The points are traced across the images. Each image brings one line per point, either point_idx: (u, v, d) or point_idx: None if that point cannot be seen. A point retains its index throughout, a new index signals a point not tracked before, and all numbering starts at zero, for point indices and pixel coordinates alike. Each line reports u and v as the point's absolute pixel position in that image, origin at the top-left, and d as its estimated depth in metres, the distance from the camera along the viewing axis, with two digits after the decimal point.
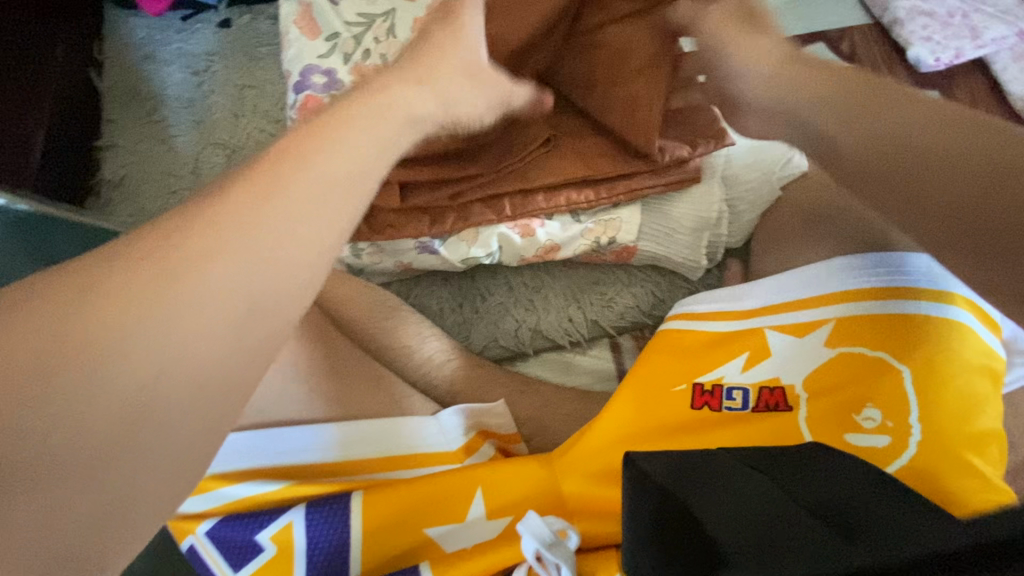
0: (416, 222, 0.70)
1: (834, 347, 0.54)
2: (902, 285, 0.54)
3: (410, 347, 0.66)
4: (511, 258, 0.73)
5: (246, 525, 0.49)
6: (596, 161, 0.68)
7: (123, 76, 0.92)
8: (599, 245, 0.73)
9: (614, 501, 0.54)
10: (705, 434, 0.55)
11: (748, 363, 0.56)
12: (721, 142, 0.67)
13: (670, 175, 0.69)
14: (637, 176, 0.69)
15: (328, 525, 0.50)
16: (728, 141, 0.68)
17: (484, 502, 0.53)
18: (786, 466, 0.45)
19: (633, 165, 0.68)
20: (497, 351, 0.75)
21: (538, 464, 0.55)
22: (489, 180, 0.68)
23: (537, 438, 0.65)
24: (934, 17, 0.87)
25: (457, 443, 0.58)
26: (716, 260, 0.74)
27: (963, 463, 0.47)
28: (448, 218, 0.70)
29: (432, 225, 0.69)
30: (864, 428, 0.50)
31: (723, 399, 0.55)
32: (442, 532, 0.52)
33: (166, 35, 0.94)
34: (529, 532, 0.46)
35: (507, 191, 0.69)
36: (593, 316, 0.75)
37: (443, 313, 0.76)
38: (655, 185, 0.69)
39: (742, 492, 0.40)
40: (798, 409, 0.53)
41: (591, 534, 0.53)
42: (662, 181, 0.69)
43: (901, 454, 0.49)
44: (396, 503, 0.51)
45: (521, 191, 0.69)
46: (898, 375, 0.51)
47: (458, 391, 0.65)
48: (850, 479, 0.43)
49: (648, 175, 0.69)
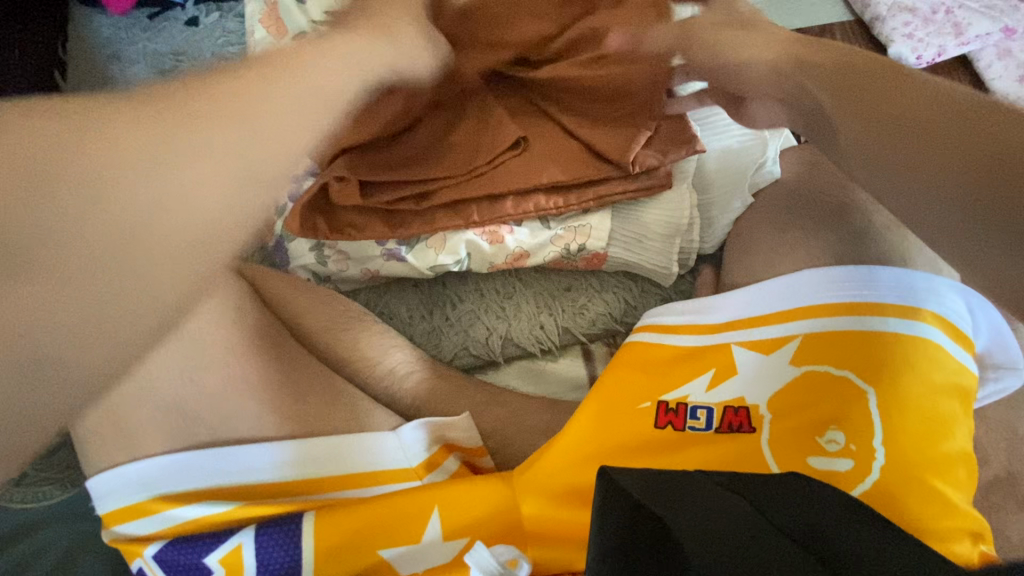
0: (379, 224, 0.68)
1: (800, 365, 0.53)
2: (869, 300, 0.53)
3: (373, 358, 0.65)
4: (480, 265, 0.72)
5: (193, 548, 0.48)
6: (564, 167, 0.67)
7: (88, 77, 0.90)
8: (569, 252, 0.71)
9: (573, 522, 0.53)
10: (668, 453, 0.54)
11: (714, 381, 0.55)
12: (691, 148, 0.66)
13: (638, 182, 0.68)
14: (606, 183, 0.68)
15: (278, 548, 0.49)
16: (699, 147, 0.66)
17: (440, 523, 0.52)
18: (757, 493, 0.44)
19: (601, 172, 0.67)
20: (467, 359, 0.74)
21: (498, 484, 0.54)
22: (455, 183, 0.67)
23: (502, 451, 0.64)
24: (916, 14, 0.84)
25: (418, 459, 0.57)
26: (690, 266, 0.73)
27: (925, 488, 0.46)
28: (413, 224, 0.68)
29: (396, 228, 0.68)
30: (828, 450, 0.49)
31: (687, 418, 0.54)
32: (396, 554, 0.51)
33: (131, 33, 0.92)
34: (475, 564, 0.46)
35: (474, 197, 0.67)
36: (564, 324, 0.74)
37: (412, 321, 0.75)
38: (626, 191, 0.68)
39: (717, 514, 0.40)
40: (762, 429, 0.52)
41: (551, 556, 0.52)
42: (630, 188, 0.68)
43: (864, 479, 0.47)
44: (350, 526, 0.50)
45: (487, 197, 0.68)
46: (863, 397, 0.49)
47: (421, 404, 0.64)
48: (826, 501, 0.43)
49: (617, 182, 0.68)
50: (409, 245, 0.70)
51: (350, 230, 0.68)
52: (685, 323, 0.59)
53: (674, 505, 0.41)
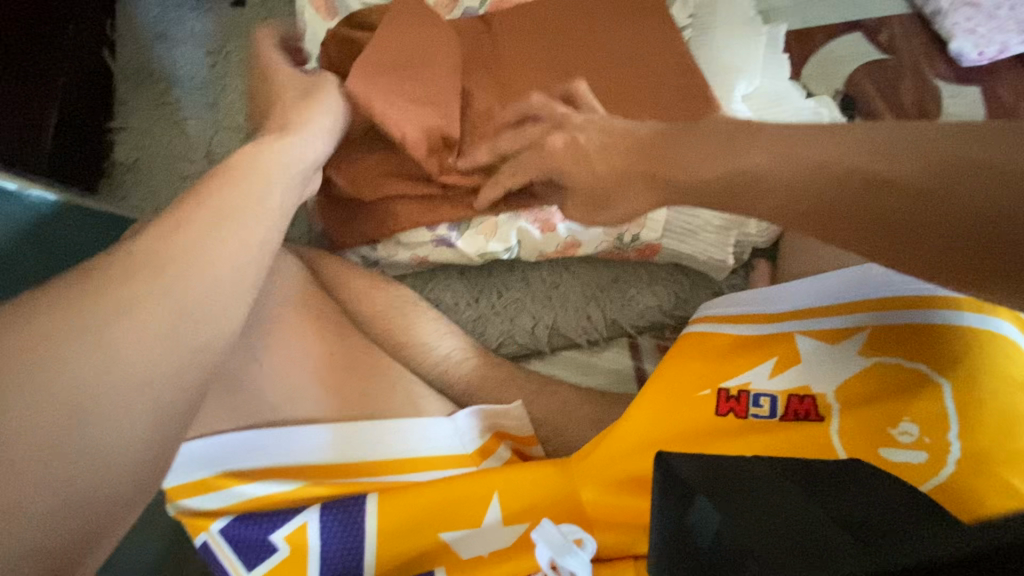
0: (413, 209, 0.68)
1: (869, 357, 0.52)
2: (939, 293, 0.52)
3: (426, 344, 0.65)
4: (529, 253, 0.72)
5: (261, 524, 0.49)
6: None
7: (137, 56, 0.90)
8: (621, 242, 0.71)
9: (633, 511, 0.53)
10: (730, 441, 0.53)
11: (777, 368, 0.55)
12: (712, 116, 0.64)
13: None
14: None
15: (342, 528, 0.49)
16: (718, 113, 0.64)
17: (500, 507, 0.52)
18: (818, 479, 0.44)
19: None
20: (512, 348, 0.74)
21: (555, 469, 0.54)
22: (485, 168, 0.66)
23: (554, 440, 0.63)
24: (978, 9, 0.87)
25: (473, 447, 0.57)
26: (743, 260, 0.73)
27: (1003, 484, 0.45)
28: (444, 204, 0.67)
29: (428, 214, 0.67)
30: (901, 443, 0.49)
31: (749, 406, 0.54)
32: (457, 537, 0.51)
33: (179, 14, 0.92)
34: (544, 540, 0.46)
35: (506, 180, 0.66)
36: (612, 315, 0.73)
37: (459, 307, 0.74)
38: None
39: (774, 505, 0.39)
40: (831, 420, 0.51)
41: (610, 544, 0.52)
42: None
43: (937, 472, 0.47)
44: (411, 507, 0.50)
45: None
46: (936, 389, 0.49)
47: (475, 390, 0.64)
48: (893, 493, 0.41)
49: None
50: (459, 230, 0.69)
51: (389, 223, 0.68)
52: (744, 311, 0.59)
53: (727, 488, 0.41)
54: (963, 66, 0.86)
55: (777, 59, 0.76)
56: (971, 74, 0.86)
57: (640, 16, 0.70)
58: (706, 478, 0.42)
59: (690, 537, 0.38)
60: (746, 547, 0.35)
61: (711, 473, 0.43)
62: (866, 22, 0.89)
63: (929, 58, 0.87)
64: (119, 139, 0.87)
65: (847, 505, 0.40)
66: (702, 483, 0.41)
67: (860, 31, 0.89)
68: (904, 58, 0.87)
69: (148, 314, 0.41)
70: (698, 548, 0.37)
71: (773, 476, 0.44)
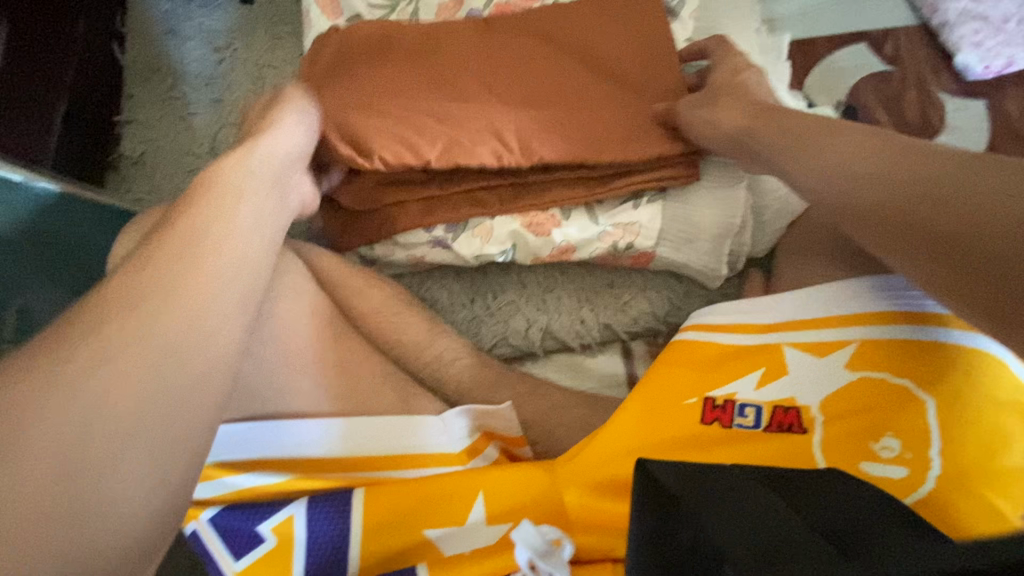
0: (410, 211, 0.69)
1: (854, 371, 0.52)
2: (932, 310, 0.51)
3: (420, 343, 0.66)
4: (525, 257, 0.72)
5: (248, 516, 0.50)
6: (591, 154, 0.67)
7: (145, 50, 0.92)
8: (617, 249, 0.71)
9: (615, 515, 0.53)
10: (713, 449, 0.54)
11: (764, 379, 0.55)
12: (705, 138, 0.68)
13: (663, 172, 0.69)
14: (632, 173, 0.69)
15: (328, 521, 0.50)
16: None
17: (485, 507, 0.53)
18: (799, 489, 0.44)
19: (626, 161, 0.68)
20: (506, 349, 0.75)
21: (540, 471, 0.55)
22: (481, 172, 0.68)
23: (542, 442, 0.64)
24: (986, 22, 0.86)
25: (461, 446, 0.57)
26: (737, 268, 0.73)
27: (980, 501, 0.46)
28: (439, 207, 0.69)
29: (427, 216, 0.69)
30: (882, 457, 0.49)
31: (735, 415, 0.54)
32: (441, 535, 0.52)
33: (188, 9, 0.93)
34: (523, 541, 0.47)
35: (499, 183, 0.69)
36: (605, 320, 0.74)
37: (454, 307, 0.75)
38: (650, 181, 0.69)
39: (752, 513, 0.40)
40: (814, 431, 0.52)
41: (591, 547, 0.53)
42: (654, 176, 0.69)
43: (917, 487, 0.48)
44: (398, 503, 0.51)
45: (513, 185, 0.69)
46: (920, 406, 0.49)
47: (465, 391, 0.64)
48: (868, 508, 0.42)
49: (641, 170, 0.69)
50: (456, 234, 0.70)
51: (387, 223, 0.70)
52: (735, 321, 0.58)
53: (709, 497, 0.42)
54: (967, 79, 0.86)
55: (779, 69, 0.77)
56: (976, 87, 0.86)
57: (642, 21, 0.70)
58: (688, 488, 0.43)
59: (671, 540, 0.39)
60: (718, 552, 0.35)
61: (694, 483, 0.44)
62: (872, 33, 0.89)
63: (934, 70, 0.87)
64: (127, 132, 0.88)
65: (826, 516, 0.40)
66: (682, 492, 0.42)
67: (865, 42, 0.89)
68: (909, 70, 0.87)
69: (137, 354, 0.38)
70: (676, 554, 0.38)
71: (753, 485, 0.44)
